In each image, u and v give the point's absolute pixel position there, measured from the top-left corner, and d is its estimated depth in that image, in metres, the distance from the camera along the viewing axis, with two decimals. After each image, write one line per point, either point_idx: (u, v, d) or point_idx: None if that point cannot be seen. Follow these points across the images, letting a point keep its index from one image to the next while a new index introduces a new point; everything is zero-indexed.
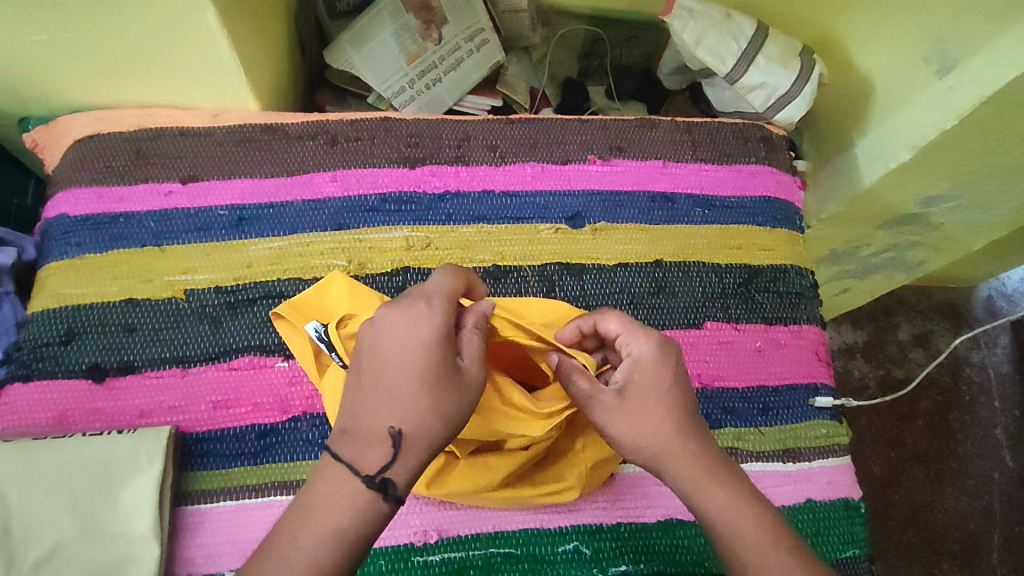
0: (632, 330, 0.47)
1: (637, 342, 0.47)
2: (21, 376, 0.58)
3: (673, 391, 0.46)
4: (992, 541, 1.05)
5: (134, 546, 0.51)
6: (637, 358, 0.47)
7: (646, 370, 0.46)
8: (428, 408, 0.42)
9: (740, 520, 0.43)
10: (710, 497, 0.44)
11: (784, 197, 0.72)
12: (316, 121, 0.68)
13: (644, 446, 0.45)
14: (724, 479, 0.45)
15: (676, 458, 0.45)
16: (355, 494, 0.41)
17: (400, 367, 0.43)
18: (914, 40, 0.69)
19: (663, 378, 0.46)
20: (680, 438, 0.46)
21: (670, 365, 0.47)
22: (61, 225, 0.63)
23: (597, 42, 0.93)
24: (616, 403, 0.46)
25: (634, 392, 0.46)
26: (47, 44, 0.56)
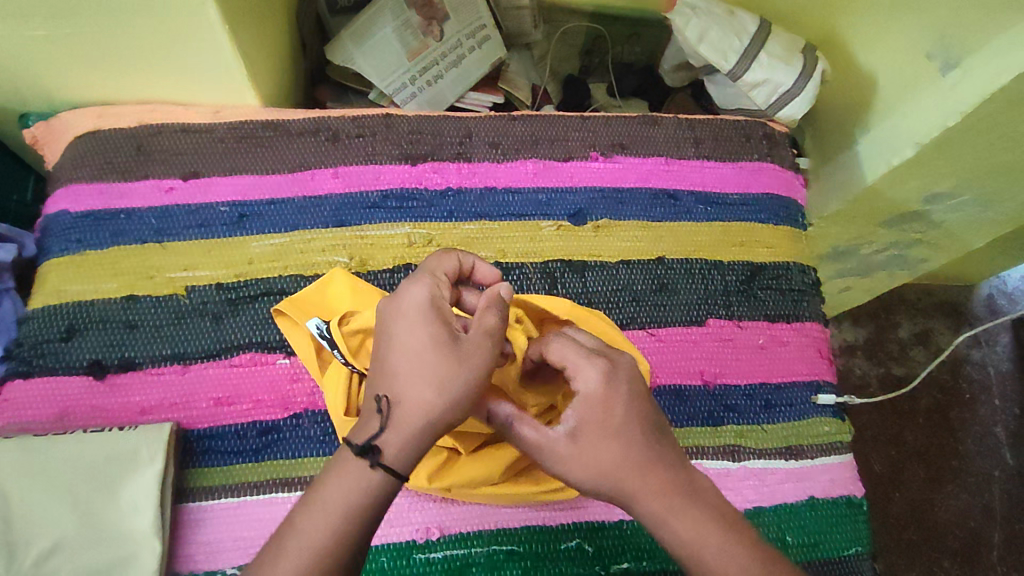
0: (580, 360, 0.44)
1: (586, 373, 0.43)
2: (22, 373, 0.58)
3: (628, 423, 0.43)
4: (993, 539, 1.05)
5: (136, 544, 0.51)
6: (586, 392, 0.43)
7: (598, 401, 0.43)
8: (425, 379, 0.41)
9: (704, 549, 0.41)
10: (670, 527, 0.42)
11: (787, 194, 0.72)
12: (317, 117, 0.67)
13: (599, 478, 0.42)
14: (691, 506, 0.42)
15: (635, 488, 0.42)
16: (354, 483, 0.41)
17: (397, 336, 0.43)
18: (917, 37, 0.68)
19: (614, 405, 0.43)
20: (639, 467, 0.42)
21: (624, 394, 0.43)
22: (62, 221, 0.63)
23: (598, 39, 0.93)
24: (569, 442, 0.42)
25: (586, 428, 0.42)
26: (47, 40, 0.56)
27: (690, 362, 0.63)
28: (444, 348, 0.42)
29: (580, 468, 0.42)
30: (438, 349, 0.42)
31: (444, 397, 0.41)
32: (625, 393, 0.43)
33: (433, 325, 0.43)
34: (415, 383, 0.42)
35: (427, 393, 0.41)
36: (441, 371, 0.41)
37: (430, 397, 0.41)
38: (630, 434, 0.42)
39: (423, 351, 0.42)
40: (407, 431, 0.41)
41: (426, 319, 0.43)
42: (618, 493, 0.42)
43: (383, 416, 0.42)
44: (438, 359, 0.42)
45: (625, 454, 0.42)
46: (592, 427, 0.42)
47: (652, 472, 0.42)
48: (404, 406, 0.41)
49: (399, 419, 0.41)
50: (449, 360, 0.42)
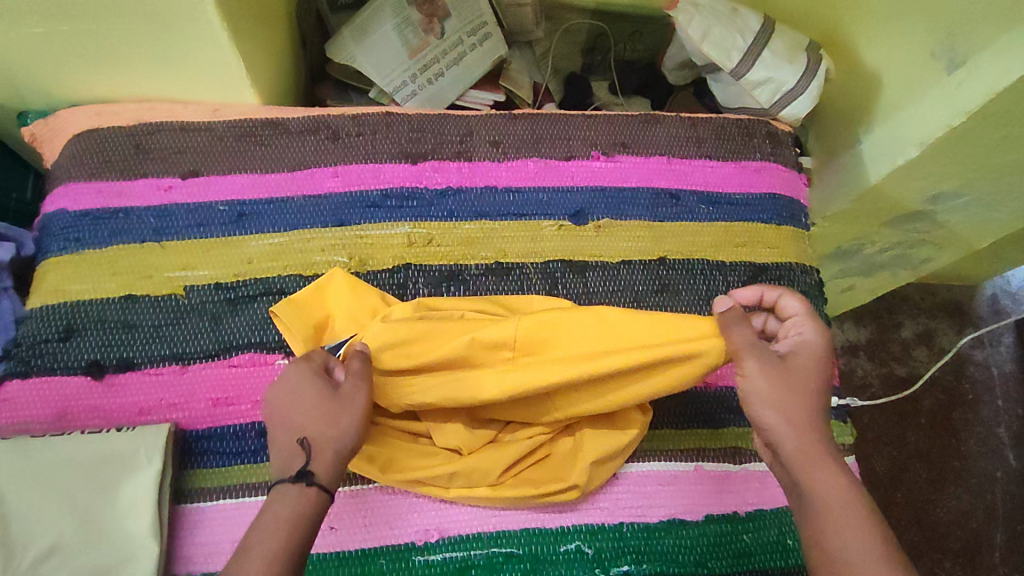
0: (808, 317, 0.53)
1: (809, 327, 0.52)
2: (20, 373, 0.58)
3: (821, 379, 0.50)
4: (995, 540, 1.05)
5: (134, 545, 0.50)
6: (805, 339, 0.51)
7: (812, 349, 0.51)
8: (324, 420, 0.47)
9: (844, 506, 0.45)
10: (823, 475, 0.46)
11: (790, 194, 0.71)
12: (317, 116, 0.67)
13: (782, 405, 0.48)
14: (838, 468, 0.46)
15: (801, 430, 0.47)
16: (303, 493, 0.45)
17: (287, 397, 0.49)
18: (923, 35, 0.68)
19: (816, 364, 0.50)
20: (814, 422, 0.48)
21: (828, 355, 0.52)
22: (60, 220, 0.62)
23: (600, 37, 0.92)
24: (778, 363, 0.49)
25: (796, 362, 0.50)
26: (45, 37, 0.56)
27: None
28: (329, 398, 0.48)
29: (774, 388, 0.48)
30: (323, 400, 0.48)
31: (344, 429, 0.48)
32: (827, 353, 0.51)
33: (316, 386, 0.49)
34: (320, 422, 0.47)
35: (331, 430, 0.47)
36: (332, 413, 0.48)
37: (334, 432, 0.47)
38: (820, 387, 0.49)
39: (312, 404, 0.48)
40: (330, 459, 0.46)
41: (312, 386, 0.49)
42: (784, 430, 0.48)
43: (303, 453, 0.46)
44: (325, 406, 0.48)
45: (812, 398, 0.48)
46: (801, 364, 0.50)
47: (819, 422, 0.48)
48: (316, 444, 0.47)
49: (318, 456, 0.46)
50: (336, 403, 0.48)
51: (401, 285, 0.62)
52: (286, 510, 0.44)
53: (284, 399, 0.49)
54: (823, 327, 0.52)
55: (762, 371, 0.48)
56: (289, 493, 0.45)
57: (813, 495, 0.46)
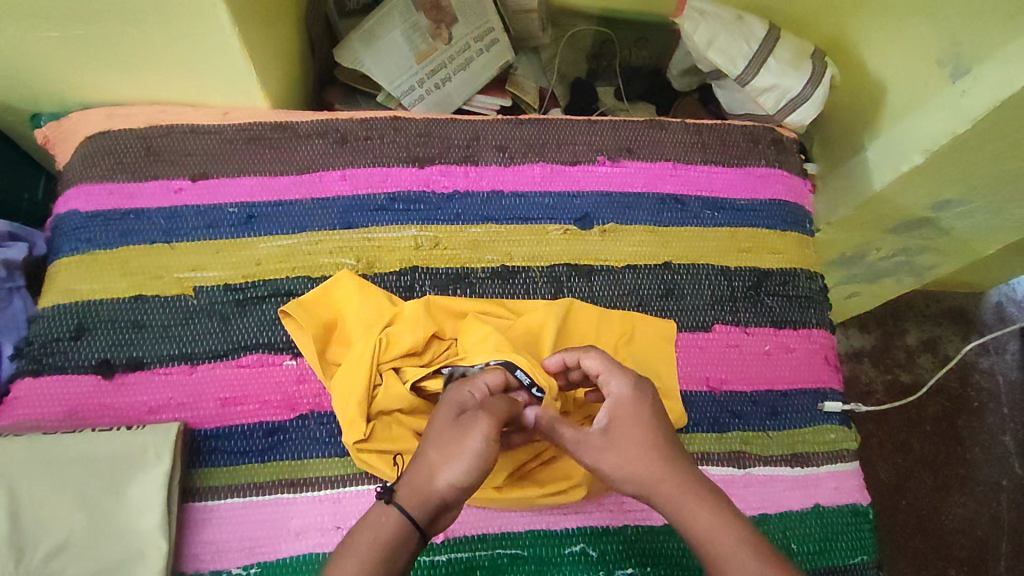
0: (610, 369, 0.49)
1: (614, 379, 0.48)
2: (31, 371, 0.58)
3: (654, 421, 0.47)
4: (999, 549, 1.05)
5: (143, 542, 0.51)
6: (615, 395, 0.48)
7: (625, 401, 0.47)
8: (432, 447, 0.44)
9: (723, 541, 0.42)
10: (692, 519, 0.43)
11: (795, 200, 0.72)
12: (326, 120, 0.68)
13: (629, 478, 0.45)
14: (707, 502, 0.44)
15: (655, 489, 0.44)
16: (387, 521, 0.42)
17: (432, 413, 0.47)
18: (927, 43, 0.68)
19: (643, 411, 0.47)
20: (662, 470, 0.45)
21: (648, 395, 0.48)
22: (72, 221, 0.63)
23: (607, 43, 0.94)
24: (602, 440, 0.46)
25: (617, 425, 0.47)
26: (60, 41, 0.57)
27: (696, 369, 0.63)
28: (448, 424, 0.45)
29: (612, 465, 0.45)
30: (442, 426, 0.45)
31: (448, 462, 0.43)
32: (647, 396, 0.48)
33: (445, 411, 0.46)
34: (428, 447, 0.44)
35: (433, 457, 0.44)
36: (444, 444, 0.44)
37: (435, 460, 0.43)
38: (654, 433, 0.46)
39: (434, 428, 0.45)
40: (421, 489, 0.43)
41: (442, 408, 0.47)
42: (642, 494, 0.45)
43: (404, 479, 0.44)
44: (442, 433, 0.44)
45: (650, 451, 0.45)
46: (620, 424, 0.47)
47: (668, 467, 0.45)
48: (416, 471, 0.44)
49: (410, 483, 0.43)
50: (454, 432, 0.44)
51: (408, 288, 0.63)
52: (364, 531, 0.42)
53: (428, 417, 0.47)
54: (625, 371, 0.49)
55: (597, 457, 0.46)
56: (370, 519, 0.43)
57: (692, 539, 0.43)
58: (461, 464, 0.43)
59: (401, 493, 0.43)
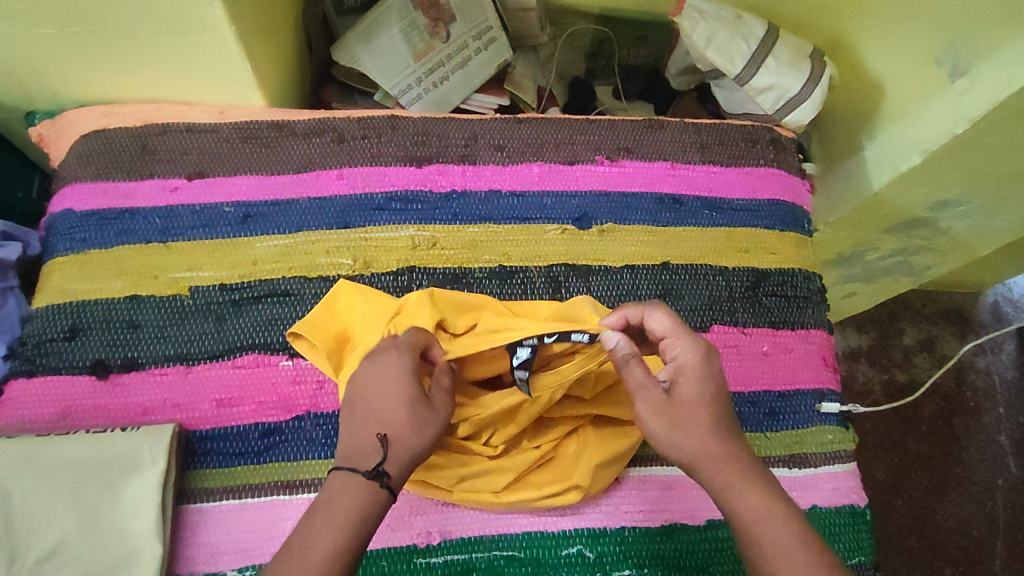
0: (679, 330, 0.50)
1: (685, 344, 0.49)
2: (25, 372, 0.58)
3: (716, 396, 0.48)
4: (995, 547, 1.05)
5: (137, 545, 0.51)
6: (682, 359, 0.49)
7: (693, 370, 0.48)
8: (409, 425, 0.46)
9: (769, 526, 0.44)
10: (740, 498, 0.45)
11: (793, 200, 0.72)
12: (323, 119, 0.67)
13: (684, 445, 0.47)
14: (757, 484, 0.46)
15: (708, 461, 0.47)
16: (372, 495, 0.44)
17: (380, 375, 0.48)
18: (926, 44, 0.68)
19: (708, 384, 0.48)
20: (718, 444, 0.47)
21: (714, 368, 0.49)
22: (66, 220, 0.63)
23: (605, 42, 0.93)
24: (663, 400, 0.48)
25: (680, 392, 0.48)
26: (54, 38, 0.56)
27: None
28: (421, 403, 0.47)
29: (669, 428, 0.47)
30: (414, 403, 0.47)
31: (424, 442, 0.46)
32: (714, 368, 0.49)
33: (409, 386, 0.47)
34: (404, 423, 0.46)
35: (411, 437, 0.46)
36: (419, 422, 0.46)
37: (414, 440, 0.46)
38: (714, 408, 0.48)
39: (403, 401, 0.47)
40: (399, 465, 0.45)
41: (405, 379, 0.47)
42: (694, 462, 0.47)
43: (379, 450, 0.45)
44: (416, 412, 0.47)
45: (708, 423, 0.47)
46: (686, 392, 0.48)
47: (725, 443, 0.47)
48: (394, 444, 0.45)
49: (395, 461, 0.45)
50: (426, 412, 0.47)
51: (405, 288, 0.63)
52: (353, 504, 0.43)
53: (372, 379, 0.48)
54: (697, 338, 0.49)
55: (653, 414, 0.48)
56: (348, 490, 0.44)
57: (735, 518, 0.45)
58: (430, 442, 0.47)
59: (385, 468, 0.44)
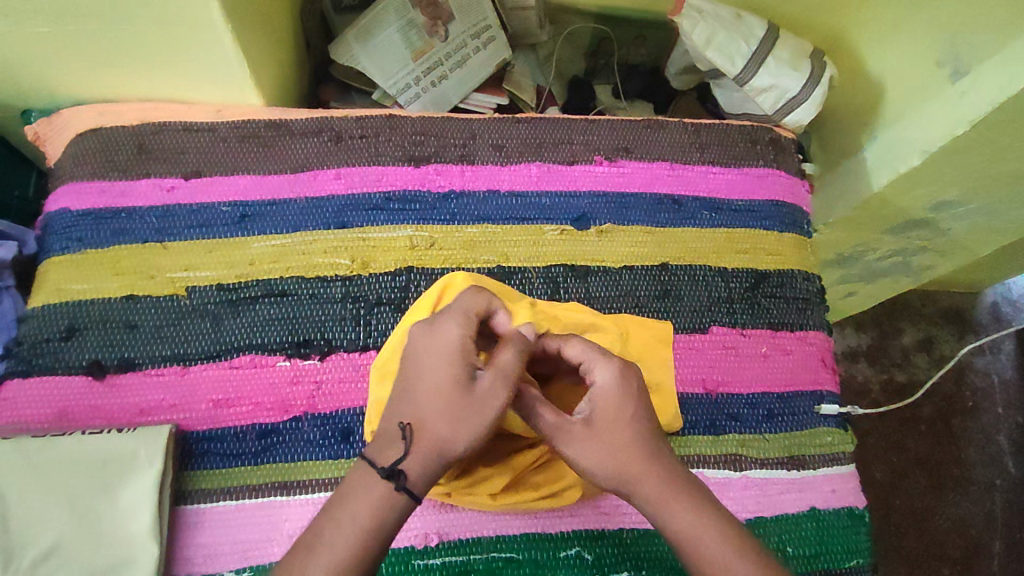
0: (596, 357, 0.48)
1: (602, 367, 0.48)
2: (21, 373, 0.58)
3: (637, 412, 0.47)
4: (992, 547, 1.05)
5: (133, 547, 0.50)
6: (601, 385, 0.47)
7: (610, 393, 0.47)
8: (444, 415, 0.44)
9: (705, 537, 0.43)
10: (672, 517, 0.44)
11: (793, 201, 0.71)
12: (321, 118, 0.67)
13: (611, 472, 0.45)
14: (688, 499, 0.45)
15: (640, 482, 0.45)
16: (385, 499, 0.43)
17: (425, 355, 0.46)
18: (926, 43, 0.67)
19: (626, 405, 0.47)
20: (644, 463, 0.45)
21: (632, 386, 0.48)
22: (61, 219, 0.62)
23: (604, 42, 0.93)
24: (583, 431, 0.46)
25: (601, 418, 0.46)
26: (50, 37, 0.56)
27: (693, 371, 0.63)
28: (464, 386, 0.45)
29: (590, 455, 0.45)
30: (455, 390, 0.45)
31: (461, 436, 0.44)
32: (633, 388, 0.47)
33: (454, 365, 0.45)
34: (437, 413, 0.44)
35: (445, 428, 0.44)
36: (454, 410, 0.44)
37: (447, 433, 0.44)
38: (638, 429, 0.46)
39: (445, 387, 0.45)
40: (427, 458, 0.44)
41: (452, 356, 0.46)
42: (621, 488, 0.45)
43: (406, 442, 0.44)
44: (456, 400, 0.45)
45: (634, 446, 0.46)
46: (607, 416, 0.46)
47: (652, 462, 0.46)
48: (424, 435, 0.44)
49: (419, 454, 0.44)
50: (469, 401, 0.44)
51: (403, 289, 0.62)
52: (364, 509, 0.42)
53: (422, 349, 0.47)
54: (608, 360, 0.48)
55: (574, 446, 0.46)
56: (359, 493, 0.43)
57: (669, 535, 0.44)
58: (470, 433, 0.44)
59: (403, 466, 0.43)
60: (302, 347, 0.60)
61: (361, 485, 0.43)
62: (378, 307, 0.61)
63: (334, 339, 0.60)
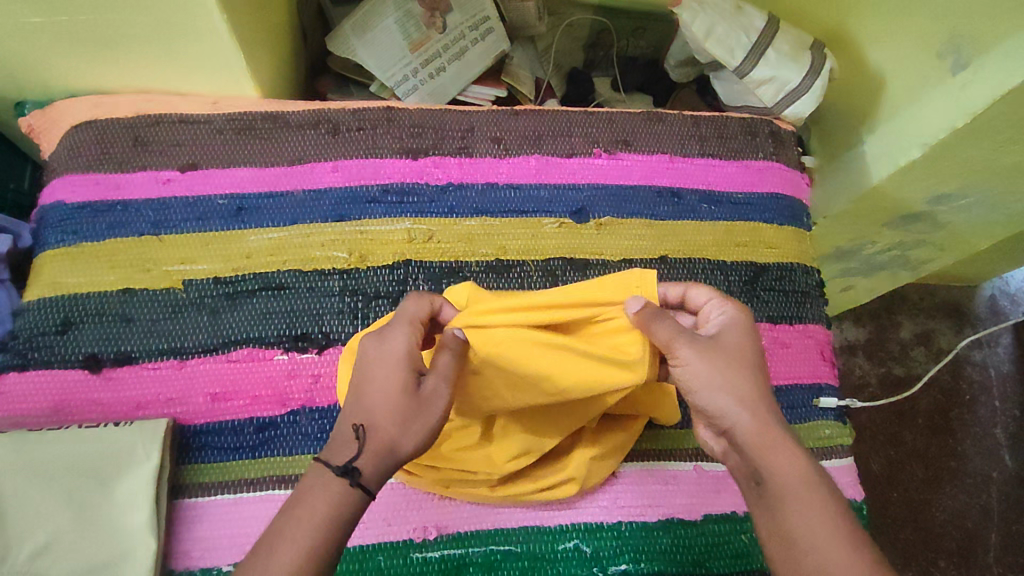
0: (721, 297, 0.52)
1: (721, 311, 0.51)
2: (16, 366, 0.57)
3: (758, 358, 0.50)
4: (989, 540, 1.05)
5: (131, 540, 0.50)
6: (723, 322, 0.51)
7: (736, 329, 0.50)
8: (394, 416, 0.45)
9: (798, 487, 0.45)
10: (773, 458, 0.46)
11: (793, 194, 0.71)
12: (318, 110, 0.66)
13: (728, 397, 0.47)
14: (792, 448, 0.46)
15: (752, 416, 0.47)
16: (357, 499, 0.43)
17: (374, 356, 0.47)
18: (925, 34, 0.67)
19: (749, 344, 0.50)
20: (759, 401, 0.47)
21: (755, 333, 0.51)
22: (57, 212, 0.62)
23: (602, 33, 0.92)
24: (709, 346, 0.48)
25: (725, 342, 0.49)
26: (45, 27, 0.55)
27: None
28: (407, 392, 0.46)
29: (716, 371, 0.47)
30: (406, 393, 0.46)
31: (409, 436, 0.45)
32: (757, 339, 0.51)
33: (399, 371, 0.46)
34: (385, 412, 0.45)
35: (395, 429, 0.45)
36: (401, 414, 0.45)
37: (396, 434, 0.45)
38: (757, 370, 0.49)
39: (388, 388, 0.46)
40: (377, 458, 0.44)
41: (397, 362, 0.46)
42: (737, 415, 0.47)
43: (356, 441, 0.45)
44: (408, 403, 0.45)
45: (754, 382, 0.48)
46: (730, 343, 0.49)
47: (767, 402, 0.48)
48: (375, 437, 0.45)
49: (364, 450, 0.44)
50: (413, 405, 0.45)
51: (401, 282, 0.62)
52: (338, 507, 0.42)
53: (370, 356, 0.47)
54: (736, 304, 0.52)
55: (698, 358, 0.47)
56: (334, 496, 0.43)
57: (768, 478, 0.45)
58: (416, 440, 0.45)
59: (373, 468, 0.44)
60: (300, 341, 0.59)
61: (347, 483, 0.43)
62: (377, 300, 0.61)
63: (332, 333, 0.60)
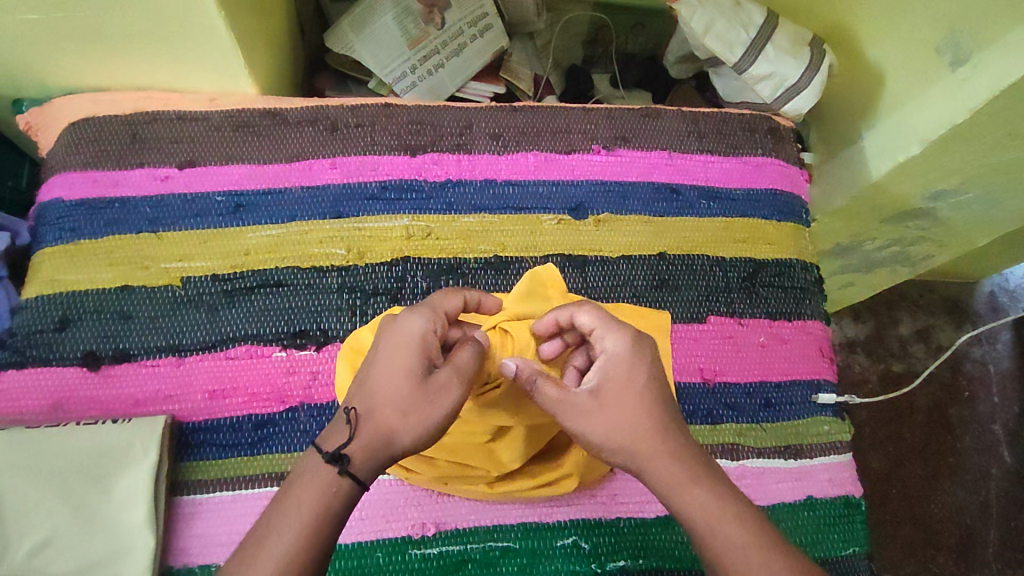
0: (605, 324, 0.47)
1: (612, 337, 0.47)
2: (15, 364, 0.57)
3: (647, 388, 0.46)
4: (988, 536, 1.06)
5: (129, 537, 0.50)
6: (610, 353, 0.46)
7: (621, 360, 0.46)
8: (395, 405, 0.44)
9: (720, 522, 0.42)
10: (687, 501, 0.43)
11: (792, 190, 0.71)
12: (316, 106, 0.66)
13: (624, 448, 0.44)
14: (703, 481, 0.44)
15: (654, 462, 0.44)
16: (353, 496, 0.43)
17: (386, 337, 0.46)
18: (925, 29, 0.67)
19: (636, 377, 0.46)
20: (657, 441, 0.44)
21: (645, 357, 0.46)
22: (55, 209, 0.62)
23: (602, 30, 0.92)
24: (591, 402, 0.45)
25: (608, 386, 0.45)
26: (42, 24, 0.55)
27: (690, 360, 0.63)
28: (417, 382, 0.45)
29: (611, 433, 0.44)
30: (411, 381, 0.45)
31: (409, 429, 0.44)
32: (648, 365, 0.46)
33: (410, 358, 0.45)
34: (389, 399, 0.44)
35: (395, 419, 0.44)
36: (407, 403, 0.44)
37: (396, 424, 0.44)
38: (650, 403, 0.45)
39: (397, 375, 0.45)
40: (370, 448, 0.44)
41: (410, 347, 0.45)
42: (641, 466, 0.44)
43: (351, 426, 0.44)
44: (412, 392, 0.44)
45: (647, 424, 0.45)
46: (613, 385, 0.45)
47: (666, 441, 0.44)
48: (374, 423, 0.44)
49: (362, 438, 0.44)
50: (419, 396, 0.44)
51: (399, 280, 0.62)
52: (335, 503, 0.42)
53: (384, 339, 0.46)
54: (623, 326, 0.47)
55: (584, 419, 0.45)
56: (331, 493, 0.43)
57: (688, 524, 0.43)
58: (417, 434, 0.44)
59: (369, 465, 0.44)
60: (298, 338, 0.59)
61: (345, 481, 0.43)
62: (375, 297, 0.61)
63: (330, 330, 0.60)
